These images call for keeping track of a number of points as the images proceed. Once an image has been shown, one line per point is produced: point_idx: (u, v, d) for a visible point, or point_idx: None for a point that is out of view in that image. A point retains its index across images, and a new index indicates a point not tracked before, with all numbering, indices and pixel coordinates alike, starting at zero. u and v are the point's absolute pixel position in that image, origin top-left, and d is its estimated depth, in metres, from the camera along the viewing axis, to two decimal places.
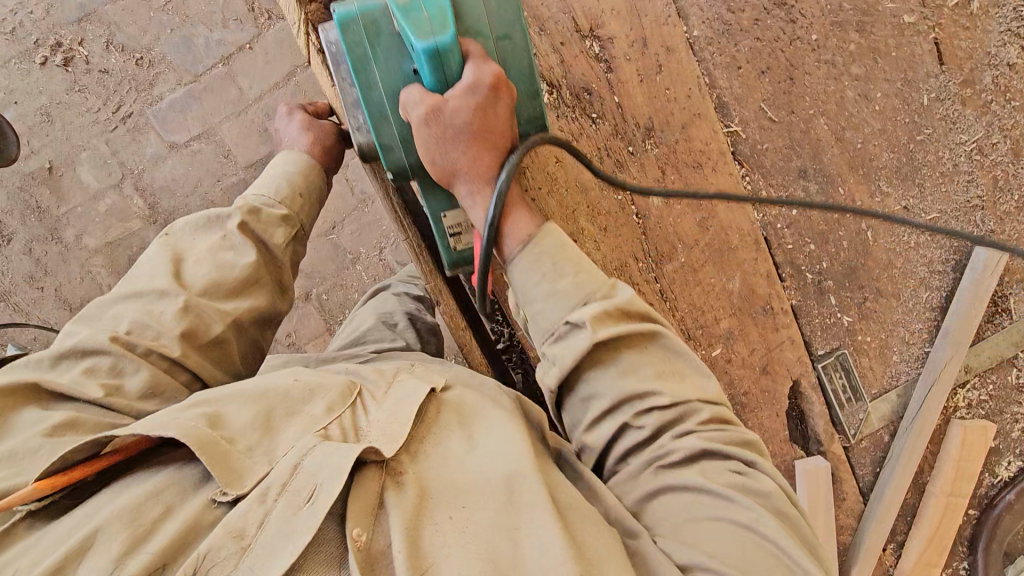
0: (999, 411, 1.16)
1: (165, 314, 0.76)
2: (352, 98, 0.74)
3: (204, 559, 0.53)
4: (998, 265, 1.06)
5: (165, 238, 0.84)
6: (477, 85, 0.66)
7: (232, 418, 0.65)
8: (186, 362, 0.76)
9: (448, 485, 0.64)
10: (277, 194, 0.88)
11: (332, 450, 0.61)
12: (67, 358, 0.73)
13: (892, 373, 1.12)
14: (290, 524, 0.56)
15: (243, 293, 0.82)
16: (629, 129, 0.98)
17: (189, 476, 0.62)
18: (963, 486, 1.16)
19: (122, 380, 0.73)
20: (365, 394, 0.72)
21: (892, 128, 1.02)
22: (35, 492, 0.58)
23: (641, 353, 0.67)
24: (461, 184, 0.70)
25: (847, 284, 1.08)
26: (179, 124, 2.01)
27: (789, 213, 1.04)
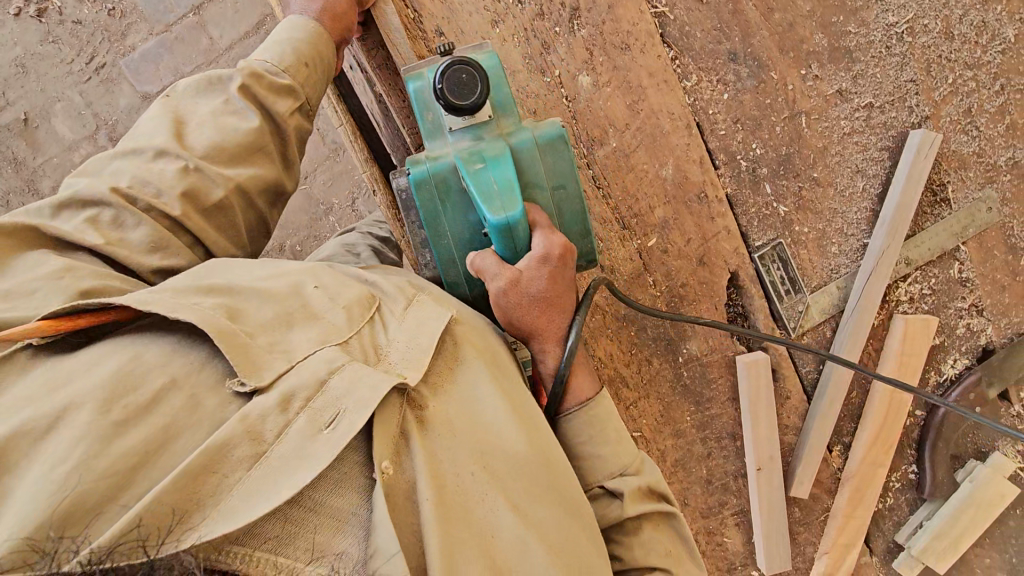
0: (942, 306, 1.15)
1: (166, 172, 0.80)
2: (421, 239, 0.88)
3: (220, 452, 0.57)
4: (932, 148, 1.05)
5: (167, 101, 0.87)
6: (547, 257, 0.76)
7: (255, 312, 0.68)
8: (187, 221, 0.80)
9: (459, 424, 0.70)
10: (279, 61, 0.89)
11: (361, 371, 0.64)
12: (71, 210, 0.78)
13: (830, 265, 1.12)
14: (311, 442, 0.59)
15: (246, 159, 0.86)
16: (555, 8, 0.98)
17: (191, 354, 0.64)
18: (905, 383, 1.15)
19: (123, 234, 0.78)
20: (385, 311, 0.75)
21: (820, 10, 1.02)
22: (41, 330, 0.62)
23: (655, 532, 0.79)
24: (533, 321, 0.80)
25: (783, 172, 1.08)
26: (152, 75, 2.03)
27: (721, 98, 1.04)
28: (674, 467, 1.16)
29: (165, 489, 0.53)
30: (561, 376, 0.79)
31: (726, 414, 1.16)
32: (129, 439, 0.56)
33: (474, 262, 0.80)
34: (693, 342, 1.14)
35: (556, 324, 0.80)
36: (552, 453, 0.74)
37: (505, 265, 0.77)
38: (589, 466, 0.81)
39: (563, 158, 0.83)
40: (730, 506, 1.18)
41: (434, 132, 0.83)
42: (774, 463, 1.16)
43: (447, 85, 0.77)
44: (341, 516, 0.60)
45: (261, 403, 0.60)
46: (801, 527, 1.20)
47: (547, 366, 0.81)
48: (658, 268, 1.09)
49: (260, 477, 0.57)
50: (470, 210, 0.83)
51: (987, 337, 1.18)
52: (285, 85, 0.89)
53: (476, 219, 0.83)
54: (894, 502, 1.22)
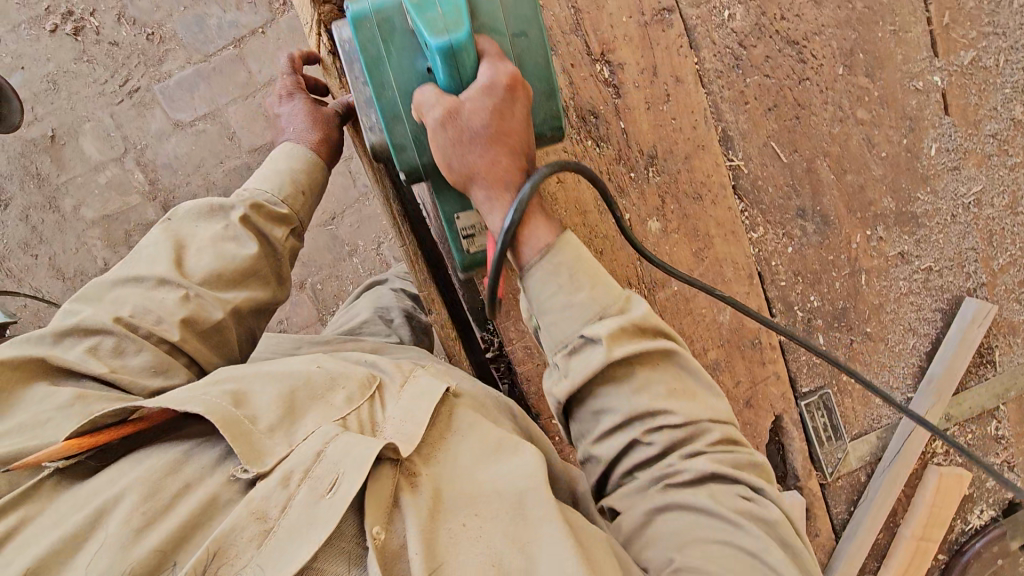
0: (974, 460, 1.18)
1: (166, 300, 0.77)
2: (364, 97, 0.77)
3: (227, 538, 0.55)
4: (986, 319, 1.07)
5: (166, 224, 0.84)
6: (492, 87, 0.65)
7: (257, 396, 0.68)
8: (185, 348, 0.77)
9: (460, 486, 0.65)
10: (279, 191, 0.89)
11: (354, 440, 0.62)
12: (69, 335, 0.74)
13: (872, 415, 1.14)
14: (310, 510, 0.57)
15: (241, 284, 0.83)
16: (632, 154, 0.97)
17: (204, 456, 0.63)
18: (933, 532, 1.17)
19: (123, 361, 0.74)
20: (385, 387, 0.75)
21: (893, 174, 1.03)
22: (63, 451, 0.62)
23: (651, 371, 0.65)
24: (479, 188, 0.68)
25: (837, 324, 1.08)
26: (186, 103, 2.00)
27: (785, 250, 1.05)
28: None
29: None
30: (509, 225, 0.64)
31: None
32: (148, 541, 0.56)
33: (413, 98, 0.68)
34: None
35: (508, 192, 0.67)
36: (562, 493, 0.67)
37: (446, 95, 0.66)
38: (551, 327, 0.65)
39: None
40: None
41: None
42: None
43: None
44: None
45: (262, 489, 0.59)
46: None
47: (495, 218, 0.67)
48: None
49: (270, 552, 0.55)
50: (419, 54, 0.69)
51: (1013, 490, 1.20)
52: (282, 215, 0.88)
53: (425, 65, 0.70)
54: None
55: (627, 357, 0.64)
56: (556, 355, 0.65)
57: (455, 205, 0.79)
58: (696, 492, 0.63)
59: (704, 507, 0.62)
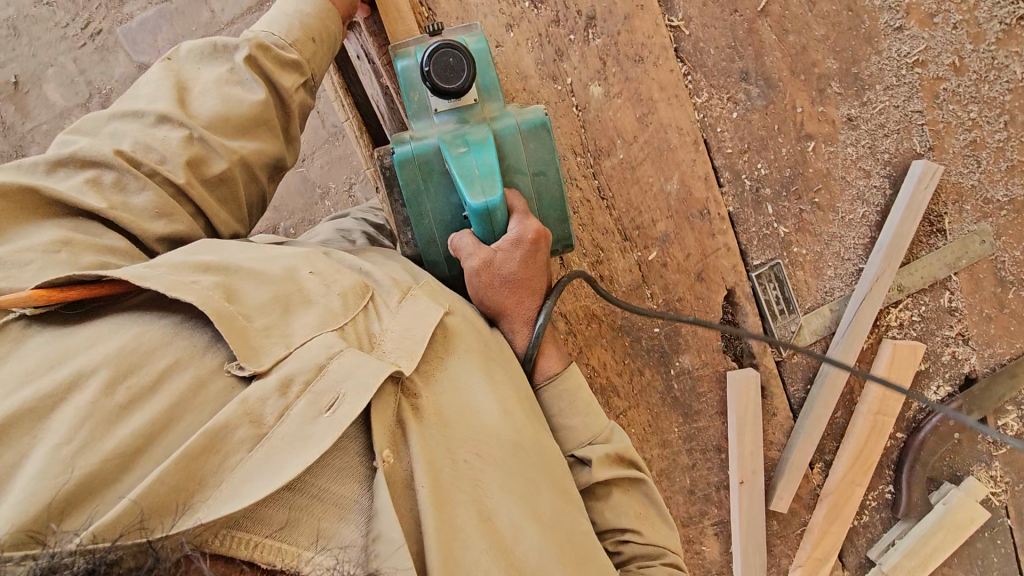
0: (931, 333, 1.18)
1: (170, 140, 0.78)
2: (401, 217, 0.88)
3: (219, 436, 0.56)
4: (933, 180, 1.07)
5: (171, 65, 0.84)
6: (520, 242, 0.80)
7: (249, 294, 0.67)
8: (190, 191, 0.78)
9: (454, 411, 0.70)
10: (288, 35, 0.87)
11: (359, 360, 0.64)
12: (65, 168, 0.75)
13: (825, 288, 1.13)
14: (307, 427, 0.59)
15: (247, 134, 0.83)
16: (571, 16, 0.98)
17: (191, 336, 0.63)
18: (890, 405, 1.18)
19: (127, 198, 0.75)
20: (378, 299, 0.73)
21: (834, 34, 1.02)
22: (33, 299, 0.62)
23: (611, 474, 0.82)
24: (506, 322, 0.84)
25: (787, 192, 1.08)
26: (149, 45, 1.98)
27: (730, 116, 1.04)
28: (658, 475, 1.19)
29: (167, 471, 0.53)
30: (530, 350, 0.83)
31: (714, 428, 1.18)
32: (132, 422, 0.57)
33: (452, 239, 0.83)
34: (685, 356, 1.15)
35: (525, 307, 0.83)
36: (542, 437, 0.75)
37: (480, 245, 0.80)
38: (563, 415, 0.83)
39: (544, 144, 0.86)
40: (711, 518, 1.21)
41: (420, 111, 0.86)
42: (757, 477, 1.18)
43: (435, 68, 0.80)
44: (343, 503, 0.60)
45: (261, 389, 0.60)
46: (778, 540, 1.23)
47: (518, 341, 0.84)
48: (656, 281, 1.09)
49: (263, 459, 0.57)
50: (452, 192, 0.85)
51: (970, 365, 1.21)
52: (290, 61, 0.87)
53: (458, 201, 0.86)
54: (869, 519, 1.25)
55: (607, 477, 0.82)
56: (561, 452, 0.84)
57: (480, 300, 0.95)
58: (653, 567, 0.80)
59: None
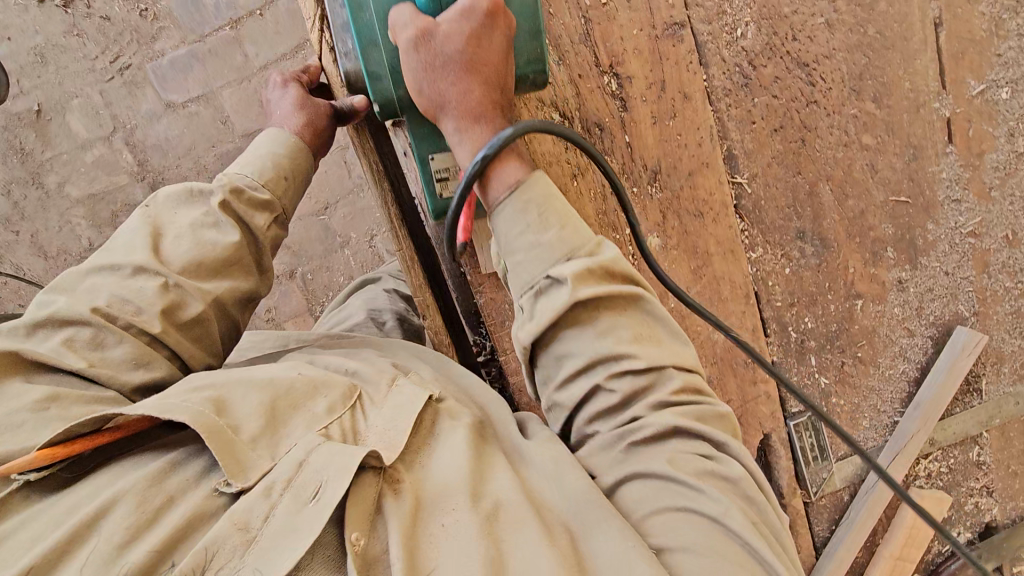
0: (957, 484, 1.19)
1: (144, 289, 0.75)
2: (339, 21, 0.75)
3: (212, 547, 0.55)
4: (976, 348, 1.07)
5: (146, 211, 0.83)
6: (472, 9, 0.67)
7: (237, 405, 0.66)
8: (166, 339, 0.75)
9: (438, 488, 0.64)
10: (260, 175, 0.87)
11: (337, 448, 0.62)
12: (45, 328, 0.72)
13: (859, 437, 1.14)
14: (295, 521, 0.57)
15: (222, 274, 0.81)
16: (636, 169, 0.96)
17: (188, 467, 0.62)
18: (911, 552, 1.20)
19: (104, 352, 0.72)
20: (365, 398, 0.73)
21: (892, 200, 1.02)
22: (37, 461, 0.60)
23: (615, 317, 0.65)
24: (447, 118, 0.70)
25: (830, 345, 1.09)
26: (179, 84, 1.94)
27: (783, 271, 1.04)
28: None
29: None
30: (485, 152, 0.66)
31: None
32: (138, 549, 0.55)
33: (390, 17, 0.70)
34: None
35: (471, 95, 0.69)
36: (541, 483, 0.67)
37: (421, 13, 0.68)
38: (522, 265, 0.67)
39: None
40: None
41: None
42: None
43: None
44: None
45: (243, 500, 0.58)
46: None
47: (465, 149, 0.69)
48: None
49: (254, 564, 0.55)
50: None
51: (991, 515, 1.22)
52: (263, 200, 0.86)
53: None
54: None
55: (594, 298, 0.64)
56: (522, 299, 0.67)
57: (429, 146, 0.79)
58: (654, 454, 0.63)
59: (666, 474, 0.61)
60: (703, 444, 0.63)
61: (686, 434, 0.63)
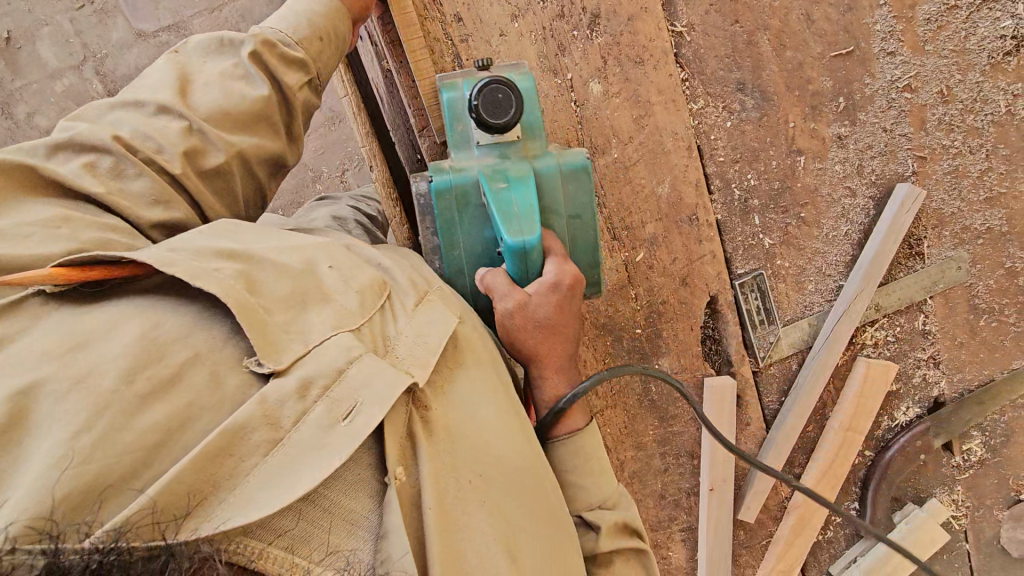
0: (904, 355, 1.20)
1: (169, 129, 0.72)
2: (431, 246, 0.84)
3: (235, 436, 0.50)
4: (915, 204, 1.09)
5: (175, 55, 0.78)
6: (558, 287, 0.74)
7: (270, 285, 0.60)
8: (186, 182, 0.72)
9: (460, 434, 0.64)
10: (295, 33, 0.82)
11: (381, 365, 0.58)
12: (66, 150, 0.68)
13: (805, 301, 1.15)
14: (327, 434, 0.53)
15: (249, 129, 0.78)
16: (575, 13, 0.99)
17: (217, 328, 0.55)
18: (860, 423, 1.20)
19: (122, 184, 0.69)
20: (395, 302, 0.67)
21: (829, 52, 1.04)
22: (53, 278, 0.54)
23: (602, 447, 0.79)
24: (532, 366, 0.78)
25: (773, 205, 1.10)
26: (149, 13, 1.95)
27: (725, 125, 1.06)
28: (630, 478, 1.22)
29: (175, 481, 0.46)
30: (556, 408, 0.77)
31: (689, 433, 1.20)
32: (147, 418, 0.48)
33: (483, 279, 0.77)
34: (665, 359, 1.15)
35: (554, 355, 0.77)
36: (541, 468, 0.70)
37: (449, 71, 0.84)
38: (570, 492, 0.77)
39: (583, 187, 0.82)
40: (679, 521, 1.23)
41: (462, 143, 0.82)
42: (727, 485, 1.20)
43: (482, 102, 0.74)
44: (353, 519, 0.54)
45: (277, 383, 0.53)
46: (744, 549, 1.26)
47: (546, 395, 0.78)
48: (642, 283, 1.11)
49: (274, 469, 0.50)
50: (486, 226, 0.81)
51: (939, 389, 1.23)
52: (295, 58, 0.81)
53: (492, 235, 0.82)
54: (834, 535, 1.29)
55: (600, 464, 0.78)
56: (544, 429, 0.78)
57: (478, 222, 0.80)
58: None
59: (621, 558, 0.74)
60: (606, 490, 0.77)
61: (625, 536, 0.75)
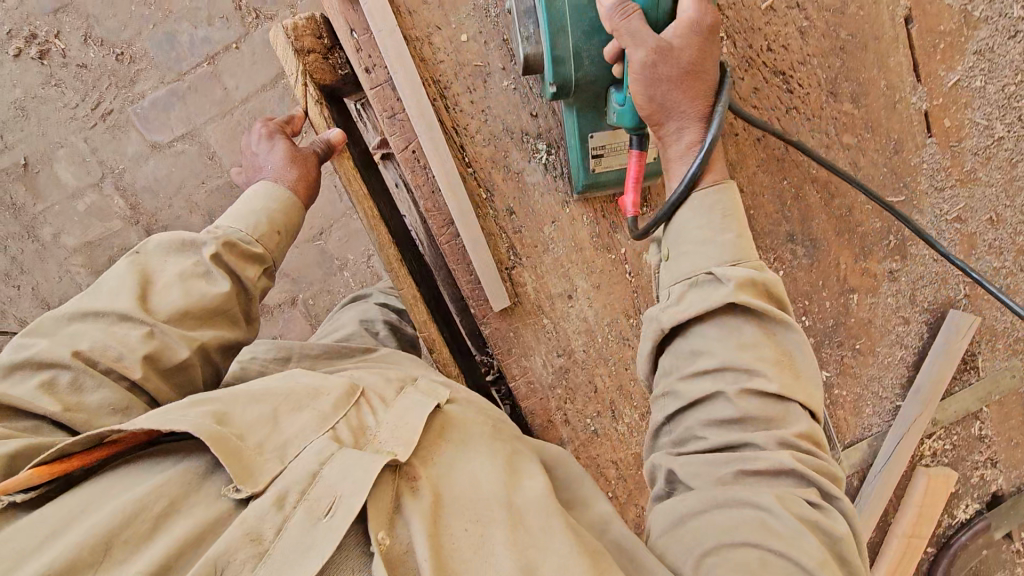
0: (961, 459, 1.23)
1: (128, 337, 0.74)
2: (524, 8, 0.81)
3: (223, 559, 0.54)
4: (969, 329, 1.10)
5: (134, 255, 0.80)
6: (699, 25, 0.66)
7: (240, 415, 0.65)
8: (146, 386, 0.74)
9: (457, 496, 0.66)
10: (253, 229, 0.87)
11: (352, 459, 0.62)
12: (21, 370, 0.70)
13: (864, 424, 1.17)
14: (309, 533, 0.57)
15: (207, 323, 0.81)
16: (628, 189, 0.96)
17: (193, 464, 0.61)
18: (923, 529, 1.23)
19: (81, 398, 0.70)
20: (372, 398, 0.74)
21: (878, 195, 1.04)
22: (31, 479, 0.57)
23: (760, 336, 0.63)
24: (672, 121, 0.69)
25: (829, 341, 1.12)
26: (161, 124, 1.93)
27: (777, 274, 1.06)
28: None
29: None
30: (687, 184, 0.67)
31: None
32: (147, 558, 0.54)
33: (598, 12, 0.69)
34: None
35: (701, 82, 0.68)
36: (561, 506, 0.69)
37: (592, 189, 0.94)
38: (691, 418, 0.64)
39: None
40: None
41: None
42: None
43: None
44: None
45: (256, 507, 0.58)
46: None
47: (687, 141, 0.69)
48: None
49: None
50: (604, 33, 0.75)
51: (996, 485, 1.26)
52: (256, 254, 0.86)
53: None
54: None
55: (747, 310, 0.63)
56: (691, 449, 0.64)
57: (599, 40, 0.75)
58: (760, 484, 0.59)
59: (769, 507, 0.57)
60: (768, 356, 0.62)
61: (774, 477, 0.59)
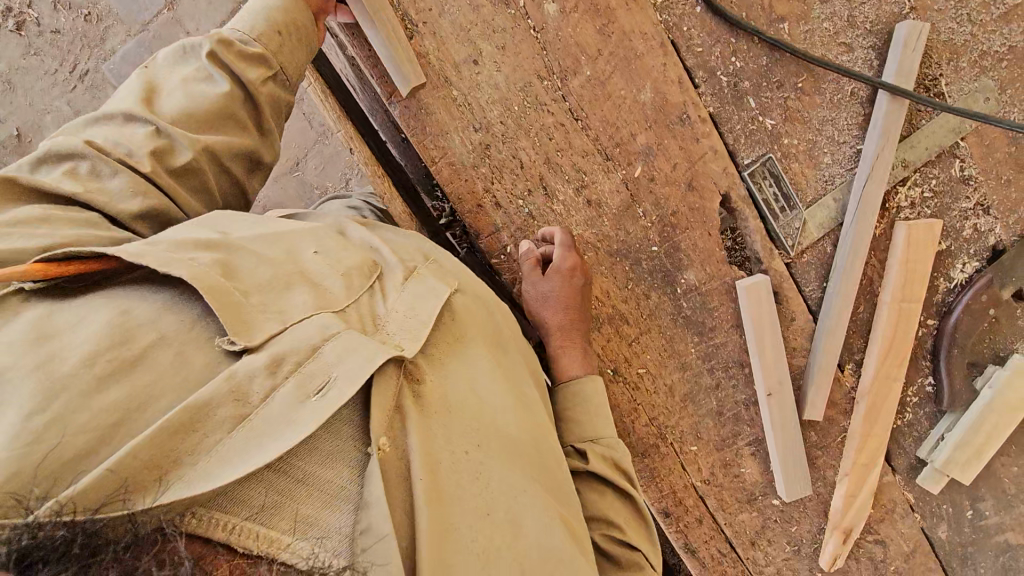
0: (946, 207, 1.12)
1: (134, 133, 0.73)
2: None
3: (202, 410, 0.52)
4: (921, 40, 1.00)
5: (144, 70, 0.81)
6: None
7: (245, 269, 0.64)
8: (159, 179, 0.72)
9: (455, 402, 0.69)
10: (253, 29, 0.84)
11: (355, 338, 0.60)
12: (44, 163, 0.69)
13: (824, 176, 1.08)
14: (296, 408, 0.55)
15: (216, 126, 0.78)
16: None
17: (186, 310, 0.59)
18: (915, 291, 1.11)
19: (102, 182, 0.69)
20: (383, 280, 0.75)
21: None
22: (33, 272, 0.57)
23: (608, 460, 0.86)
24: None
25: (766, 83, 1.04)
26: None
27: (694, 11, 1.02)
28: (683, 400, 1.16)
29: (141, 444, 0.48)
30: None
31: (731, 341, 1.14)
32: (110, 395, 0.51)
33: None
34: (690, 271, 1.10)
35: None
36: (542, 441, 0.76)
37: None
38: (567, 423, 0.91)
39: None
40: (745, 437, 1.18)
41: None
42: (784, 387, 1.13)
43: None
44: (331, 489, 0.56)
45: (247, 362, 0.55)
46: (820, 451, 1.21)
47: None
48: (646, 197, 1.07)
49: (242, 442, 0.52)
50: None
51: (995, 236, 1.14)
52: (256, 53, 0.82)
53: None
54: (913, 418, 1.21)
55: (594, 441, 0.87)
56: None
57: None
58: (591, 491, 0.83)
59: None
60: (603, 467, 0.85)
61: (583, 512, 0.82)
